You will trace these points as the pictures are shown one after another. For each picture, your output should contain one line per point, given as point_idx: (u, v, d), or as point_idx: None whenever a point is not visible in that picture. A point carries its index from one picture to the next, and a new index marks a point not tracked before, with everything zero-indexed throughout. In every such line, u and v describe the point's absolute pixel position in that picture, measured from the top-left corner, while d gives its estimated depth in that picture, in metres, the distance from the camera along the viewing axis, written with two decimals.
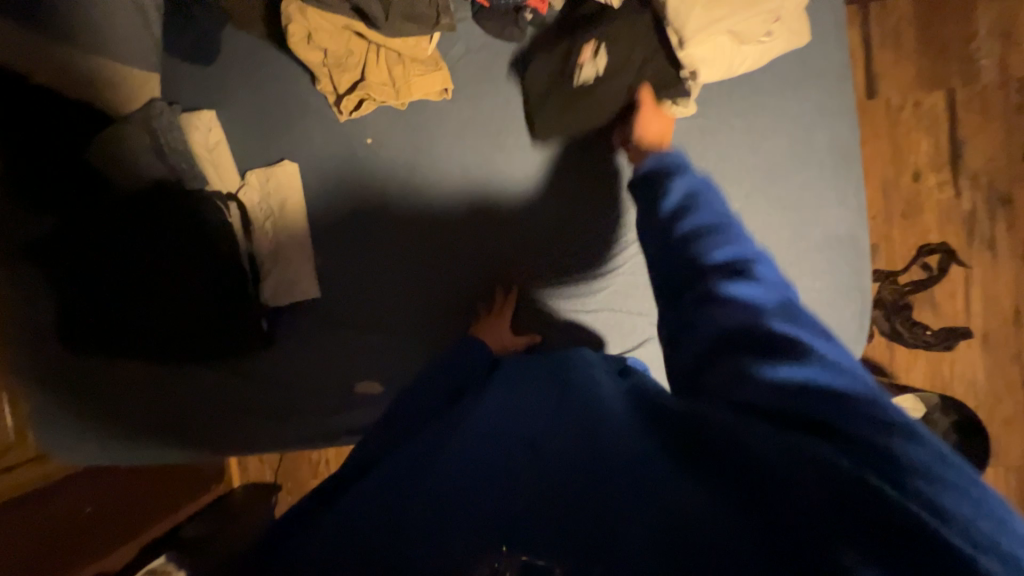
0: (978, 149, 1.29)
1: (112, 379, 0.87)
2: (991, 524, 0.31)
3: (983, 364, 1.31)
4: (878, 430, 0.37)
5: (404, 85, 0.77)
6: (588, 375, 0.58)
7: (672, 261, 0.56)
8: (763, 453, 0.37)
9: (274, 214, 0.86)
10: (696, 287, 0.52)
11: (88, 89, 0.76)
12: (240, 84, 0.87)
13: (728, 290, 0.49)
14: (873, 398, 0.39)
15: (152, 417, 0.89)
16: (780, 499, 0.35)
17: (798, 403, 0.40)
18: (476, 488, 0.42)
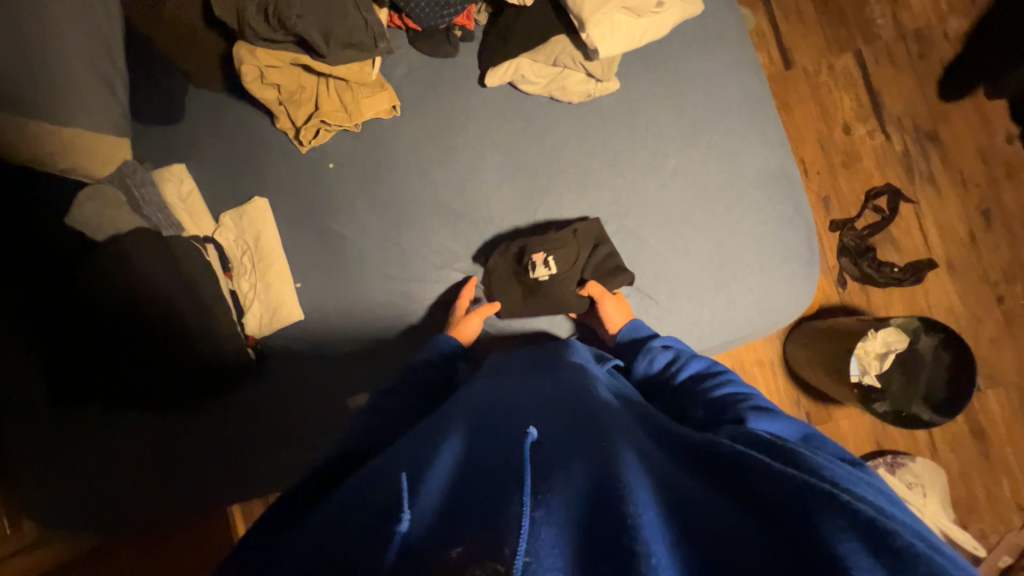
0: (896, 95, 1.40)
1: (114, 438, 0.88)
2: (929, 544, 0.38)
3: (957, 291, 1.36)
4: (838, 472, 0.44)
5: (354, 107, 0.84)
6: (581, 389, 0.59)
7: (646, 363, 0.69)
8: (757, 463, 0.42)
9: (250, 246, 0.90)
10: (676, 390, 0.63)
11: (65, 159, 0.81)
12: (208, 135, 0.94)
13: (703, 390, 0.60)
14: (829, 458, 0.48)
15: (156, 472, 0.88)
16: (783, 497, 0.38)
17: (776, 444, 0.47)
18: (474, 503, 0.40)
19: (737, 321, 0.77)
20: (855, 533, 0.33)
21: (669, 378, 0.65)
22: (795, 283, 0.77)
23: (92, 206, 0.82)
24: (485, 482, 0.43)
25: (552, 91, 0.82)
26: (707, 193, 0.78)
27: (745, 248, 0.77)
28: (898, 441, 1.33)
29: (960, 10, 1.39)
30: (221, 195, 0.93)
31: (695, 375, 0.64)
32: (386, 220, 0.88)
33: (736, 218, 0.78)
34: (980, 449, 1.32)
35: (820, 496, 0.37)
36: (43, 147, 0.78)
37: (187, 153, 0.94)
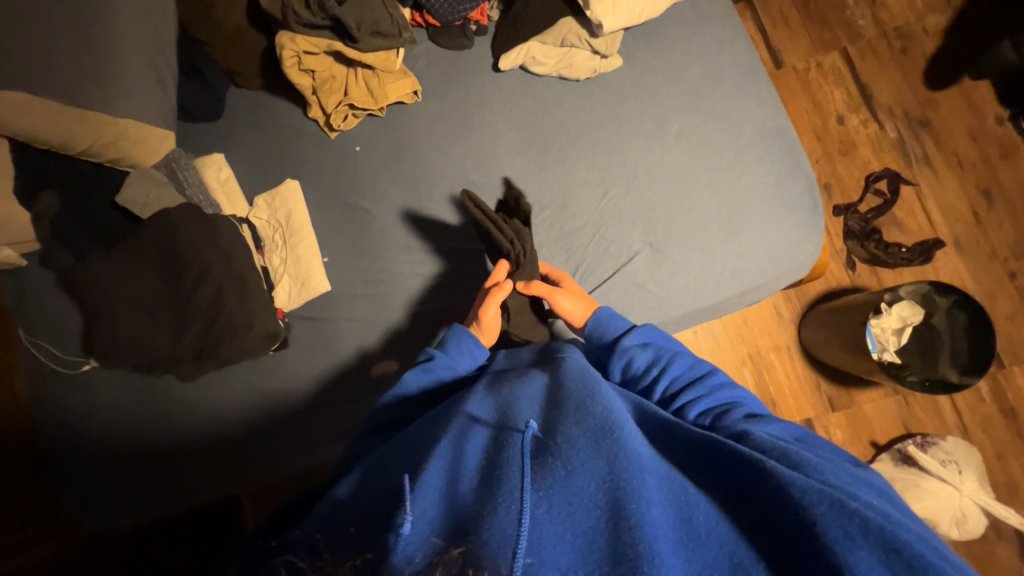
0: (884, 87, 1.47)
1: (138, 419, 0.93)
2: (926, 542, 0.40)
3: (968, 269, 1.36)
4: (836, 473, 0.45)
5: (380, 92, 0.93)
6: (576, 375, 0.58)
7: (637, 352, 0.68)
8: (761, 468, 0.43)
9: (281, 224, 0.96)
10: (672, 389, 0.63)
11: (117, 147, 0.89)
12: (244, 127, 1.01)
13: (699, 393, 0.61)
14: (824, 457, 0.50)
15: (184, 455, 0.92)
16: (783, 500, 0.40)
17: (779, 449, 0.48)
18: (481, 503, 0.41)
19: (749, 270, 0.82)
20: (855, 542, 0.36)
21: (661, 370, 0.64)
22: (800, 231, 0.83)
23: (141, 185, 0.89)
24: (492, 483, 0.43)
25: (560, 70, 0.90)
26: (711, 151, 0.85)
27: (750, 201, 0.83)
28: (926, 424, 1.29)
29: (937, 8, 1.49)
30: (254, 181, 1.00)
31: (688, 373, 0.64)
32: (408, 195, 0.94)
33: (739, 173, 0.84)
34: (1013, 430, 1.27)
35: (823, 501, 0.39)
36: (98, 135, 0.87)
37: (223, 144, 1.02)
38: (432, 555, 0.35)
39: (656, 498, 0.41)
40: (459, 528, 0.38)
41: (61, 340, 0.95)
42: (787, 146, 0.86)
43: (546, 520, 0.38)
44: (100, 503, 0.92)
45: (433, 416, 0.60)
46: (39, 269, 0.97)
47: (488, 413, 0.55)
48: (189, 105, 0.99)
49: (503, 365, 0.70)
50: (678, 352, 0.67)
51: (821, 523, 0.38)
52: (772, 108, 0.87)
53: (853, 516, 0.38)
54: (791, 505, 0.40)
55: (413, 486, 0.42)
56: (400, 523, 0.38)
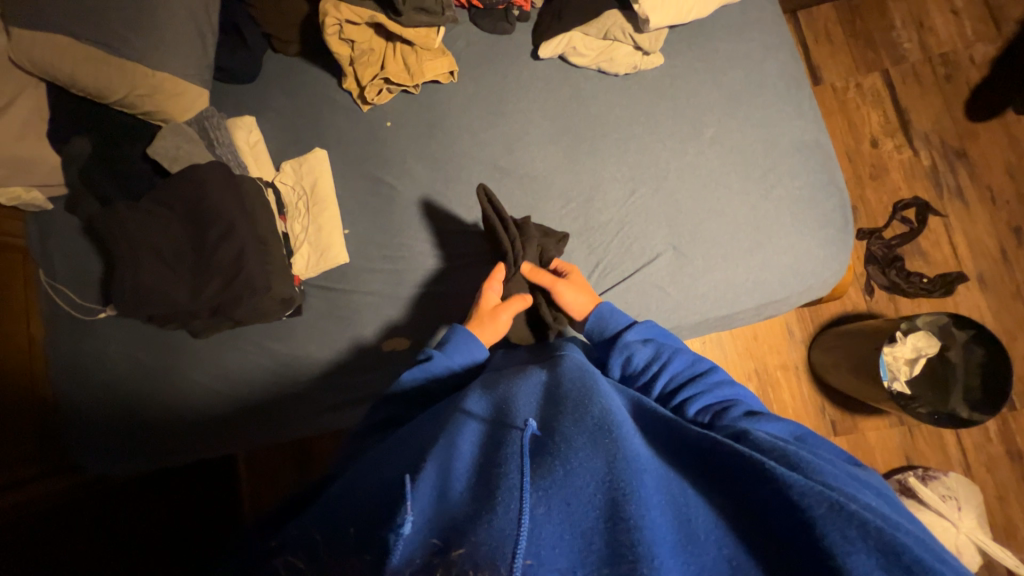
0: (923, 113, 1.44)
1: (145, 370, 0.94)
2: (927, 546, 0.39)
3: (989, 306, 1.33)
4: (836, 475, 0.44)
5: (416, 68, 0.93)
6: (576, 374, 0.58)
7: (637, 350, 0.67)
8: (758, 472, 0.41)
9: (306, 192, 0.96)
10: (673, 392, 0.62)
11: (152, 100, 0.90)
12: (277, 92, 1.02)
13: (699, 393, 0.60)
14: (822, 457, 0.49)
15: (187, 412, 0.93)
16: (783, 505, 0.39)
17: (778, 452, 0.47)
18: (481, 502, 0.40)
19: (770, 282, 0.82)
20: (854, 545, 0.35)
21: (661, 370, 0.64)
22: (826, 248, 0.82)
23: (172, 139, 0.90)
24: (491, 480, 0.42)
25: (600, 63, 0.90)
26: (744, 158, 0.85)
27: (779, 213, 0.83)
28: (928, 457, 1.27)
29: (986, 38, 1.45)
30: (282, 147, 1.00)
31: (688, 373, 0.63)
32: (434, 175, 0.94)
33: (772, 183, 0.84)
34: (1017, 472, 1.25)
35: (822, 503, 0.38)
36: (135, 86, 0.88)
37: (255, 107, 1.02)
38: (432, 558, 0.34)
39: (654, 498, 0.40)
40: (458, 527, 0.38)
41: (78, 285, 0.97)
42: (818, 158, 0.85)
43: (545, 521, 0.38)
44: (99, 446, 0.93)
45: (434, 414, 0.60)
46: (65, 214, 0.98)
47: (486, 410, 0.54)
48: (226, 65, 0.99)
49: (502, 364, 0.71)
50: (677, 350, 0.66)
51: (820, 526, 0.37)
52: (808, 121, 0.87)
53: (851, 520, 0.36)
54: (790, 509, 0.38)
55: (412, 484, 0.42)
56: (399, 524, 0.38)
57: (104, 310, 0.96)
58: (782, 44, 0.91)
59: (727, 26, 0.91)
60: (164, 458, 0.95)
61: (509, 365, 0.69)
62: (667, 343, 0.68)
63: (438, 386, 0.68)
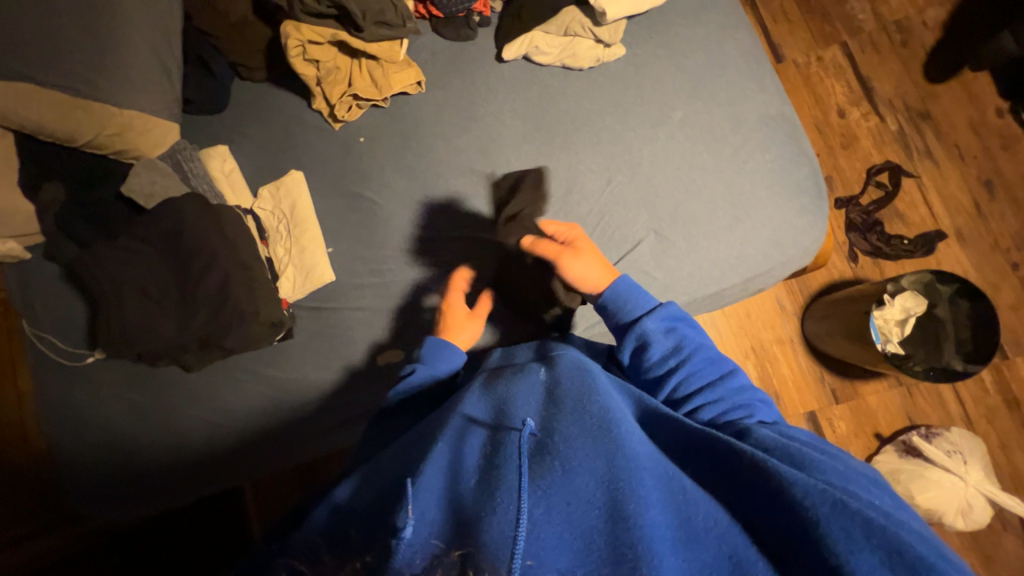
0: (885, 80, 1.48)
1: (139, 410, 0.93)
2: (929, 539, 0.39)
3: (970, 261, 1.36)
4: (836, 471, 0.45)
5: (384, 82, 0.93)
6: (575, 372, 0.57)
7: (656, 346, 0.63)
8: (759, 468, 0.42)
9: (286, 215, 0.96)
10: (687, 393, 0.61)
11: (121, 138, 0.90)
12: (248, 119, 1.02)
13: (713, 396, 0.60)
14: (826, 453, 0.50)
15: (186, 448, 0.92)
16: (785, 499, 0.39)
17: (782, 452, 0.47)
18: (481, 502, 0.40)
19: (754, 256, 0.83)
20: (857, 543, 0.36)
21: (679, 369, 0.62)
22: (804, 217, 0.84)
23: (146, 175, 0.89)
24: (491, 482, 0.42)
25: (564, 59, 0.92)
26: (713, 138, 0.87)
27: (754, 187, 0.84)
28: (930, 415, 1.29)
29: (936, 1, 1.50)
30: (258, 172, 1.00)
31: (705, 372, 0.62)
32: (413, 185, 0.94)
33: (744, 159, 0.85)
34: (1017, 420, 1.27)
35: (824, 502, 0.38)
36: (103, 127, 0.88)
37: (228, 136, 1.02)
38: (433, 559, 0.34)
39: (655, 497, 0.40)
40: (458, 530, 0.37)
41: (65, 331, 0.96)
42: (784, 132, 0.87)
43: (544, 522, 0.38)
44: (99, 493, 0.91)
45: (435, 416, 0.60)
46: (43, 261, 0.97)
47: (484, 412, 0.54)
48: (194, 97, 0.99)
49: (499, 363, 0.71)
50: (693, 341, 0.63)
51: (823, 525, 0.37)
52: (771, 96, 0.89)
53: (851, 514, 0.37)
54: (793, 506, 0.39)
55: (414, 488, 0.42)
56: (400, 527, 0.38)
57: (92, 354, 0.95)
58: (739, 23, 0.93)
59: (684, 11, 0.93)
60: (167, 497, 0.93)
61: (510, 363, 0.70)
62: (685, 331, 0.64)
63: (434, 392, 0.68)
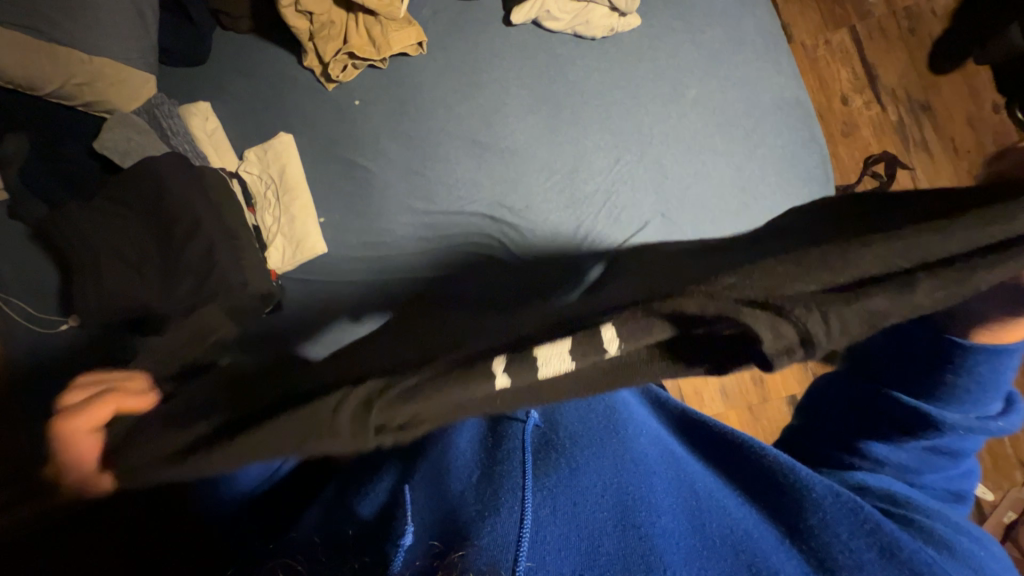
0: (889, 68, 1.46)
1: None
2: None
3: None
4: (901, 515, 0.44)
5: (382, 41, 0.88)
6: None
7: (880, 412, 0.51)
8: (775, 475, 0.43)
9: (275, 180, 0.90)
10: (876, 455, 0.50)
11: (91, 89, 0.83)
12: (232, 75, 0.95)
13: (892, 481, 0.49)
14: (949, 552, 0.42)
15: None
16: (800, 515, 0.40)
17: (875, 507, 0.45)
18: (481, 500, 0.40)
19: None
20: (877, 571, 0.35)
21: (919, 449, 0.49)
22: None
23: (120, 131, 0.82)
24: (489, 480, 0.42)
25: (575, 26, 0.87)
26: (724, 120, 0.84)
27: (764, 173, 0.83)
28: None
29: None
30: (244, 133, 0.94)
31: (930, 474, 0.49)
32: (412, 154, 0.89)
33: (755, 143, 0.84)
34: None
35: (852, 527, 0.38)
36: (70, 75, 0.80)
37: (210, 91, 0.95)
38: (431, 560, 0.34)
39: (665, 503, 0.39)
40: (456, 525, 0.37)
41: (34, 294, 0.90)
42: (795, 116, 0.85)
43: (552, 522, 0.37)
44: None
45: None
46: (7, 220, 0.90)
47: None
48: (172, 47, 0.91)
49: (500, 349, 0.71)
50: (950, 466, 0.49)
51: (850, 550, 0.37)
52: (784, 77, 0.86)
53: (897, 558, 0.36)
54: (830, 539, 0.38)
55: (410, 496, 0.43)
56: (400, 534, 0.38)
57: (66, 321, 0.90)
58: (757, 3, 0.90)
59: None
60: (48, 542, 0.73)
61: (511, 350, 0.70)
62: (962, 454, 0.49)
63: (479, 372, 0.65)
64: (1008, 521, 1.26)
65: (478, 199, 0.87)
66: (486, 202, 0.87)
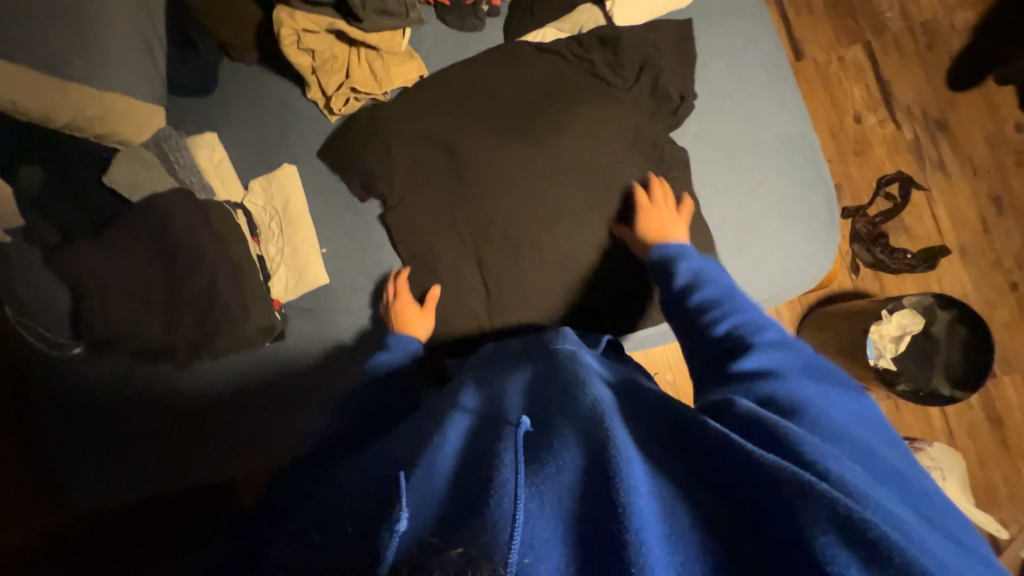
0: (905, 85, 1.42)
1: (124, 406, 0.93)
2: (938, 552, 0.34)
3: (970, 277, 1.35)
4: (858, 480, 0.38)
5: (384, 75, 0.90)
6: (571, 358, 0.61)
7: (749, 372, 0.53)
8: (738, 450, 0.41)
9: (279, 211, 0.93)
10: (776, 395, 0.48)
11: (101, 123, 0.85)
12: (239, 105, 0.97)
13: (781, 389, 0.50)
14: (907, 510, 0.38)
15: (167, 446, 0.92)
16: (765, 479, 0.38)
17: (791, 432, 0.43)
18: (467, 492, 0.42)
19: (760, 283, 0.85)
20: (834, 534, 0.34)
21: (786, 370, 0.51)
22: (813, 244, 0.86)
23: (128, 164, 0.84)
24: (478, 472, 0.44)
25: None
26: (728, 158, 0.88)
27: (766, 213, 0.86)
28: (913, 428, 1.30)
29: (966, 4, 1.43)
30: (249, 162, 0.96)
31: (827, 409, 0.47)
32: None
33: (757, 182, 0.87)
34: (997, 436, 1.29)
35: (796, 486, 0.36)
36: (83, 108, 0.82)
37: (217, 121, 0.97)
38: (425, 547, 0.36)
39: (643, 488, 0.39)
40: (454, 523, 0.38)
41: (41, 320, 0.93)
42: (796, 153, 0.87)
43: (540, 515, 0.38)
44: (95, 480, 0.93)
45: (424, 406, 0.66)
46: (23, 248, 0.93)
47: (478, 405, 0.57)
48: (180, 78, 0.93)
49: (494, 354, 0.76)
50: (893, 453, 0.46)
51: (806, 510, 0.35)
52: (783, 115, 0.89)
53: (863, 541, 0.33)
54: (799, 512, 0.35)
55: (409, 481, 0.44)
56: (394, 520, 0.39)
57: (76, 344, 0.92)
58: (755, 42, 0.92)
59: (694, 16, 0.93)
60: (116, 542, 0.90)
61: (504, 354, 0.74)
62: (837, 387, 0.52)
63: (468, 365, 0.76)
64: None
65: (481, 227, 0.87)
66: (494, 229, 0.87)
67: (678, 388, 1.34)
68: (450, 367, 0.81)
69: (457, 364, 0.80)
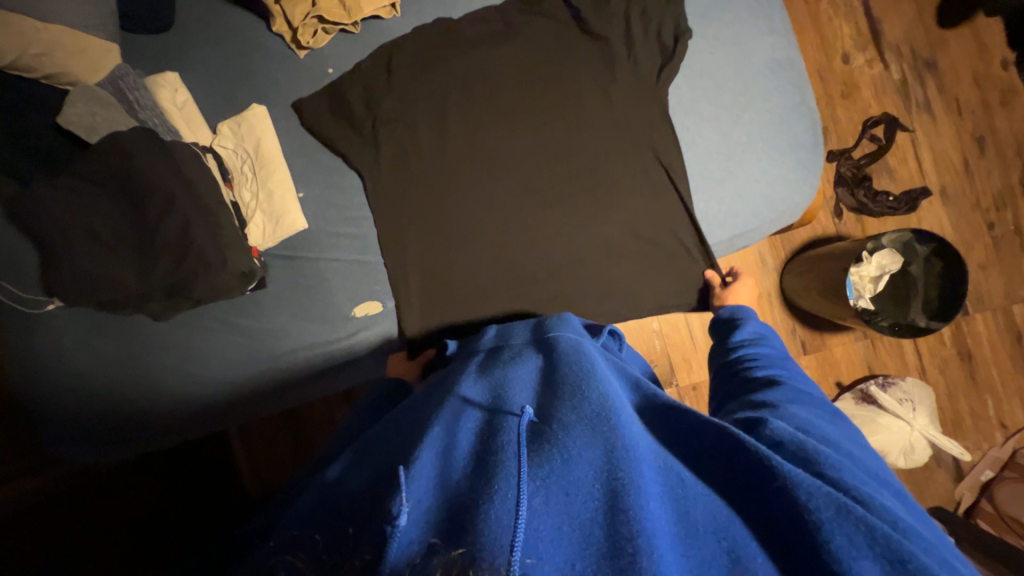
0: (895, 22, 1.39)
1: (99, 370, 0.89)
2: (927, 556, 0.38)
3: (949, 219, 1.37)
4: (850, 490, 0.41)
5: (352, 3, 0.88)
6: (572, 351, 0.61)
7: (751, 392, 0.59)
8: (749, 451, 0.43)
9: (250, 154, 0.89)
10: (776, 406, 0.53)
11: (50, 62, 0.79)
12: (200, 43, 0.91)
13: (778, 400, 0.55)
14: (900, 513, 0.41)
15: (149, 405, 0.89)
16: (779, 486, 0.41)
17: (800, 440, 0.46)
18: (471, 489, 0.41)
19: (743, 212, 0.89)
20: (860, 551, 0.37)
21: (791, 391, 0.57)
22: (798, 170, 0.89)
23: (84, 104, 0.80)
24: (485, 468, 0.43)
25: None
26: (715, 84, 0.88)
27: (751, 141, 0.88)
28: (889, 366, 1.35)
29: None
30: (215, 105, 0.91)
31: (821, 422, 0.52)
32: (395, 125, 0.88)
33: (743, 109, 0.88)
34: (967, 372, 1.35)
35: (830, 505, 0.39)
36: (28, 44, 0.76)
37: (178, 61, 0.91)
38: (428, 551, 0.35)
39: (654, 490, 0.40)
40: (456, 521, 0.38)
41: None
42: (781, 77, 0.88)
43: (542, 512, 0.38)
44: (71, 442, 0.90)
45: (421, 397, 0.67)
46: None
47: (481, 395, 0.58)
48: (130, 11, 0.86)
49: (495, 344, 0.75)
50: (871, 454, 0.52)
51: (825, 529, 0.38)
52: (770, 38, 0.89)
53: (889, 557, 0.36)
54: (813, 524, 0.38)
55: (408, 473, 0.42)
56: (394, 515, 0.37)
57: (51, 301, 0.87)
58: None
59: None
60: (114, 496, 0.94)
61: (503, 344, 0.74)
62: (837, 416, 0.56)
63: (465, 352, 0.76)
64: (984, 479, 1.30)
65: (467, 167, 0.88)
66: (484, 165, 0.88)
67: (665, 336, 1.36)
68: (450, 355, 0.80)
69: (459, 349, 0.79)
